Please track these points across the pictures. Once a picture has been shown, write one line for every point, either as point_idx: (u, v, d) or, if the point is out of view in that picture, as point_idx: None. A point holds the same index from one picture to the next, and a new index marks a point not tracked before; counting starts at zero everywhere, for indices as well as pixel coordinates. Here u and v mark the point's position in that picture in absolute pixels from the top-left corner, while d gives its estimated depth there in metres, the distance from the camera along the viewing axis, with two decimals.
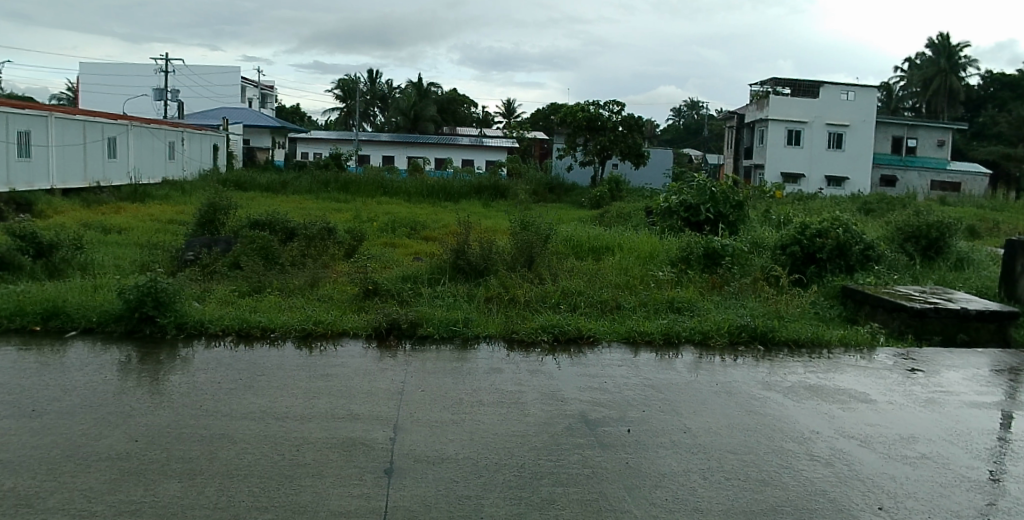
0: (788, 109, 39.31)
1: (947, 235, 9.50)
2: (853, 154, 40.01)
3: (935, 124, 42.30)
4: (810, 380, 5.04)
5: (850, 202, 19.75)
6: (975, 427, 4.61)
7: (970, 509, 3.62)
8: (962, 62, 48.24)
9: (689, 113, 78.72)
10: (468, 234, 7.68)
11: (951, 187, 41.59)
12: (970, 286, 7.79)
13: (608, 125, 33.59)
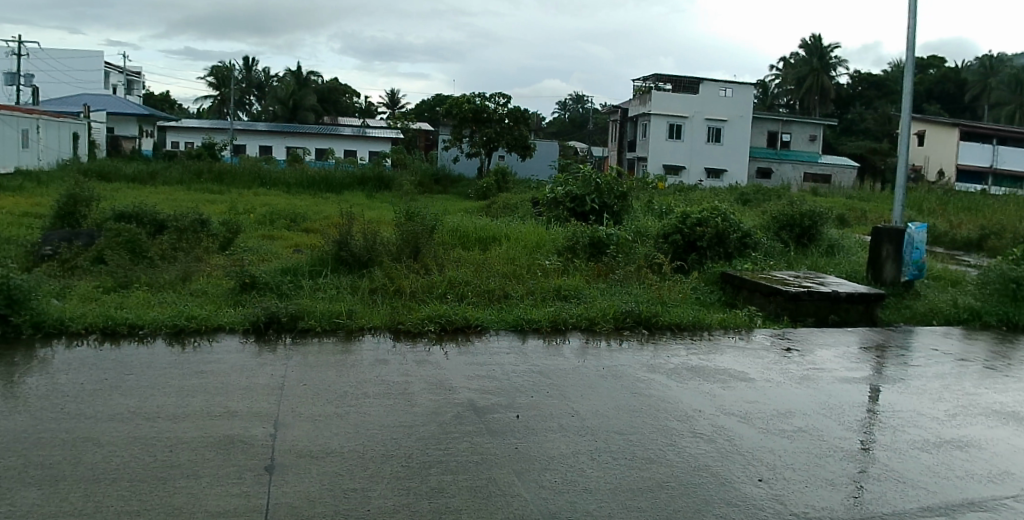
0: (668, 104, 40.90)
1: (818, 223, 10.11)
2: (729, 150, 41.99)
3: (807, 120, 45.08)
4: (692, 362, 5.20)
5: (731, 193, 20.68)
6: (845, 401, 4.99)
7: (845, 475, 4.06)
8: (832, 62, 51.67)
9: (575, 107, 80.73)
10: (352, 227, 7.50)
11: (824, 179, 43.50)
12: (840, 271, 8.30)
13: (494, 117, 33.70)
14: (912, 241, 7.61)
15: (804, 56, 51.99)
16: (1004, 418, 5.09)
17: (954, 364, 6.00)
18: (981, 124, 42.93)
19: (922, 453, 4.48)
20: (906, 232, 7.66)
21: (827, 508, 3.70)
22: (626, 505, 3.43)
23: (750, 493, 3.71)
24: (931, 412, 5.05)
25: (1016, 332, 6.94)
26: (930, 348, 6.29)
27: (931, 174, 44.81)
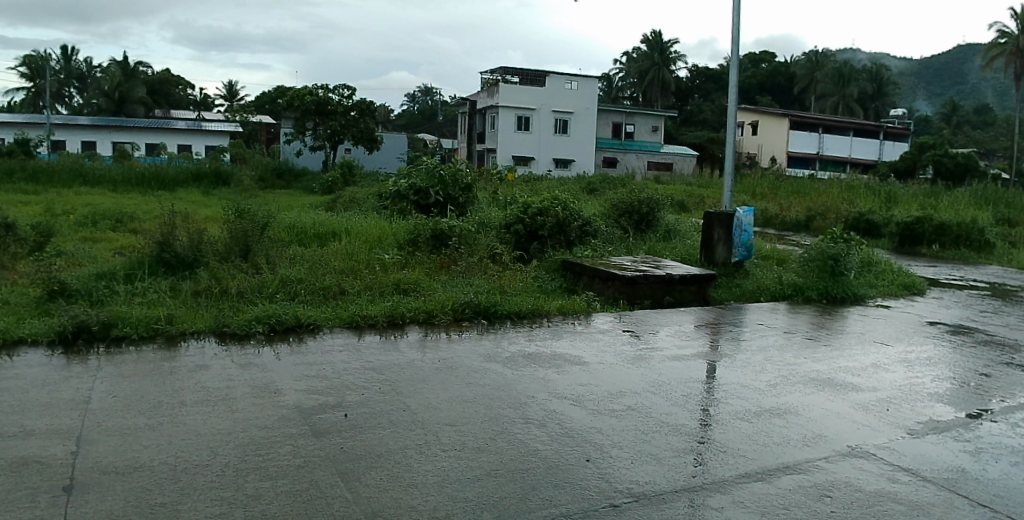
0: (516, 96, 41.64)
1: (656, 210, 10.56)
2: (576, 140, 43.52)
3: (648, 111, 47.09)
4: (529, 349, 5.31)
5: (579, 182, 21.41)
6: (674, 377, 5.25)
7: (669, 449, 4.29)
8: (672, 56, 53.77)
9: (424, 99, 81.08)
10: (178, 227, 7.13)
11: (666, 167, 45.85)
12: (677, 254, 8.70)
13: (338, 109, 33.23)
14: (740, 224, 8.11)
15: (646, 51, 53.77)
16: (819, 385, 5.53)
17: (780, 337, 6.43)
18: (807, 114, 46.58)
19: (742, 423, 4.81)
20: (735, 215, 8.16)
21: (650, 482, 3.89)
22: (453, 496, 3.44)
23: (579, 472, 3.83)
24: (754, 383, 5.41)
25: (833, 304, 7.58)
26: (758, 323, 6.73)
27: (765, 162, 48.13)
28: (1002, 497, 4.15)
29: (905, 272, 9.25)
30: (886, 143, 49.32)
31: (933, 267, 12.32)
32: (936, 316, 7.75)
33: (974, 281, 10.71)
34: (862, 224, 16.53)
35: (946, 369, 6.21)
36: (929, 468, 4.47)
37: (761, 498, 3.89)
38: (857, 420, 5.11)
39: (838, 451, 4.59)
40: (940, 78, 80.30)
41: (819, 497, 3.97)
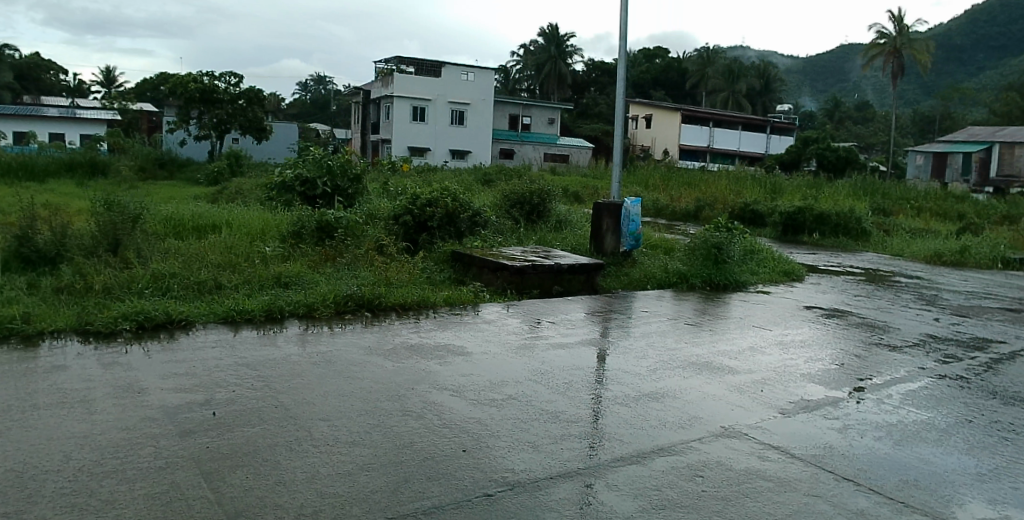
0: (411, 87, 41.35)
1: (546, 201, 10.95)
2: (472, 131, 43.91)
3: (544, 104, 48.19)
4: (413, 340, 5.43)
5: (474, 174, 22.13)
6: (556, 365, 5.46)
7: (547, 436, 4.41)
8: (569, 50, 55.00)
9: (316, 88, 80.20)
10: (42, 221, 6.83)
11: (562, 158, 47.94)
12: (567, 244, 8.89)
13: (225, 97, 34.11)
14: (628, 215, 8.38)
15: (542, 44, 54.82)
16: (697, 369, 5.76)
17: (667, 323, 6.68)
18: (698, 108, 48.41)
19: (621, 407, 4.99)
20: (623, 206, 8.42)
21: (525, 469, 3.96)
22: (322, 491, 3.41)
23: (455, 462, 3.87)
24: (635, 368, 5.61)
25: (717, 291, 7.93)
26: (644, 310, 6.94)
27: (659, 154, 49.83)
28: (865, 471, 4.44)
29: (785, 259, 9.78)
30: (773, 138, 51.17)
31: (812, 254, 13.07)
32: (813, 301, 8.21)
33: (850, 266, 11.43)
34: (749, 214, 17.90)
35: (820, 350, 6.58)
36: (797, 445, 4.73)
37: (635, 480, 4.02)
38: (732, 401, 5.35)
39: (712, 432, 4.79)
40: (824, 75, 84.60)
41: (690, 477, 4.15)
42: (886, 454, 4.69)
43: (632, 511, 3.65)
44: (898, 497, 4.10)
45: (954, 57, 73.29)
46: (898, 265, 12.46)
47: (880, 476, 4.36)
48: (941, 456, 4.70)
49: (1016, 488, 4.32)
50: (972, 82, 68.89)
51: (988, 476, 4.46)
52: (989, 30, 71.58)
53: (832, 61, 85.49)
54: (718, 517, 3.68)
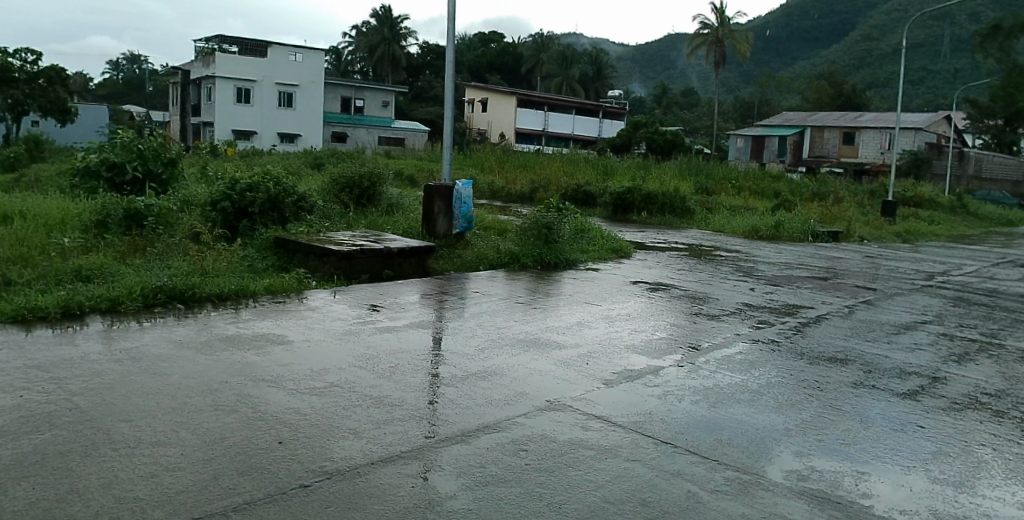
0: (234, 67, 40.25)
1: (376, 185, 11.71)
2: (302, 114, 43.27)
3: (379, 87, 48.44)
4: (231, 331, 5.52)
5: (306, 158, 21.80)
6: (381, 349, 5.62)
7: (369, 421, 4.45)
8: (403, 32, 54.67)
9: (131, 67, 75.35)
10: None
11: (397, 142, 47.34)
12: (398, 228, 9.01)
13: (20, 76, 32.11)
14: (459, 197, 8.63)
15: (375, 25, 54.07)
16: (526, 346, 5.97)
17: (502, 303, 6.93)
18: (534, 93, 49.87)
19: (449, 388, 5.12)
20: (454, 188, 8.64)
21: (346, 456, 3.95)
22: (119, 497, 3.24)
23: (274, 454, 3.83)
24: (464, 349, 5.81)
25: (547, 269, 8.37)
26: (479, 291, 7.20)
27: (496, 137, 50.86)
28: (680, 433, 4.81)
29: (615, 237, 10.32)
30: (604, 122, 54.23)
31: (643, 232, 13.77)
32: (640, 276, 8.71)
33: (676, 243, 12.16)
34: (581, 194, 18.83)
35: (644, 322, 7.00)
36: (619, 413, 5.02)
37: (461, 460, 4.11)
38: (559, 376, 5.57)
39: (537, 406, 4.99)
40: (653, 63, 89.43)
41: (515, 451, 4.30)
42: (697, 415, 5.10)
43: (456, 489, 3.74)
44: (710, 456, 4.48)
45: (770, 47, 79.92)
46: (722, 241, 13.41)
47: (696, 437, 4.73)
48: (752, 416, 5.15)
49: (816, 439, 4.86)
50: (787, 71, 75.32)
51: (793, 431, 4.97)
52: (801, 24, 78.54)
53: (659, 49, 90.71)
54: (541, 488, 3.86)
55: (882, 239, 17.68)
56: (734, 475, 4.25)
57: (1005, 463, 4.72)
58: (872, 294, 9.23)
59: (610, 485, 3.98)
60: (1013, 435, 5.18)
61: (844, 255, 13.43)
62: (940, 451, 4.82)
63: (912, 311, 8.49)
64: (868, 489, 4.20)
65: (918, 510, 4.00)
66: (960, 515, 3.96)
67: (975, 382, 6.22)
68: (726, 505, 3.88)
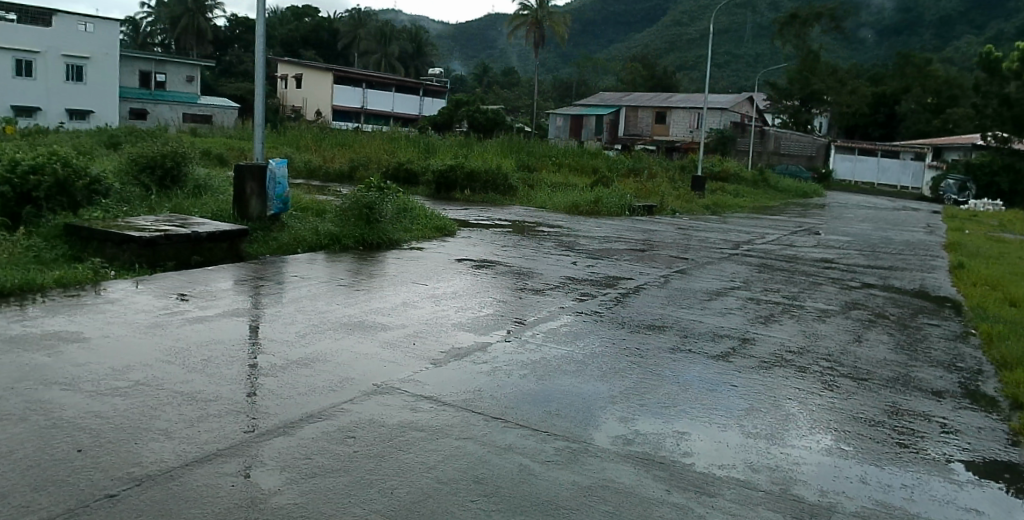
0: (11, 36, 36.71)
1: (181, 166, 11.04)
2: (94, 89, 39.72)
3: (182, 60, 45.60)
4: (15, 331, 4.92)
5: (100, 136, 20.43)
6: (193, 341, 5.25)
7: (182, 419, 4.13)
8: (208, 5, 52.92)
9: None
10: None
11: (203, 118, 44.99)
12: (206, 211, 8.71)
13: None
14: (273, 177, 8.65)
15: None
16: (350, 329, 5.83)
17: (325, 287, 6.79)
18: (349, 69, 49.18)
19: (269, 378, 4.84)
20: (268, 168, 8.65)
21: (158, 460, 3.63)
22: None
23: (73, 465, 3.46)
24: (284, 336, 5.56)
25: (369, 250, 8.61)
26: (299, 276, 7.04)
27: (309, 114, 50.12)
28: (512, 408, 4.83)
29: (437, 216, 10.74)
30: (423, 100, 54.15)
31: (466, 210, 14.17)
32: (464, 254, 8.90)
33: (500, 220, 12.55)
34: (403, 173, 19.60)
35: (470, 299, 7.05)
36: (448, 393, 4.97)
37: (285, 452, 3.91)
38: (385, 358, 5.45)
39: (364, 391, 4.84)
40: (473, 43, 90.27)
41: (342, 439, 4.14)
42: (527, 388, 5.18)
43: (281, 484, 3.54)
44: (542, 428, 4.55)
45: (587, 30, 83.81)
46: (545, 216, 14.04)
47: (525, 411, 4.79)
48: (580, 386, 5.29)
49: (640, 404, 5.08)
50: (604, 54, 78.93)
51: (618, 398, 5.16)
52: (615, 8, 82.82)
53: (480, 27, 92.27)
54: (371, 475, 3.73)
55: (691, 212, 19.01)
56: (564, 445, 4.35)
57: (809, 414, 5.22)
58: (686, 264, 9.86)
59: (442, 465, 3.94)
60: (813, 389, 5.72)
61: (658, 227, 14.25)
62: (751, 407, 5.23)
63: (722, 278, 9.15)
64: (688, 448, 4.48)
65: (734, 465, 4.31)
66: (770, 466, 4.33)
67: (780, 341, 6.80)
68: (558, 474, 3.97)
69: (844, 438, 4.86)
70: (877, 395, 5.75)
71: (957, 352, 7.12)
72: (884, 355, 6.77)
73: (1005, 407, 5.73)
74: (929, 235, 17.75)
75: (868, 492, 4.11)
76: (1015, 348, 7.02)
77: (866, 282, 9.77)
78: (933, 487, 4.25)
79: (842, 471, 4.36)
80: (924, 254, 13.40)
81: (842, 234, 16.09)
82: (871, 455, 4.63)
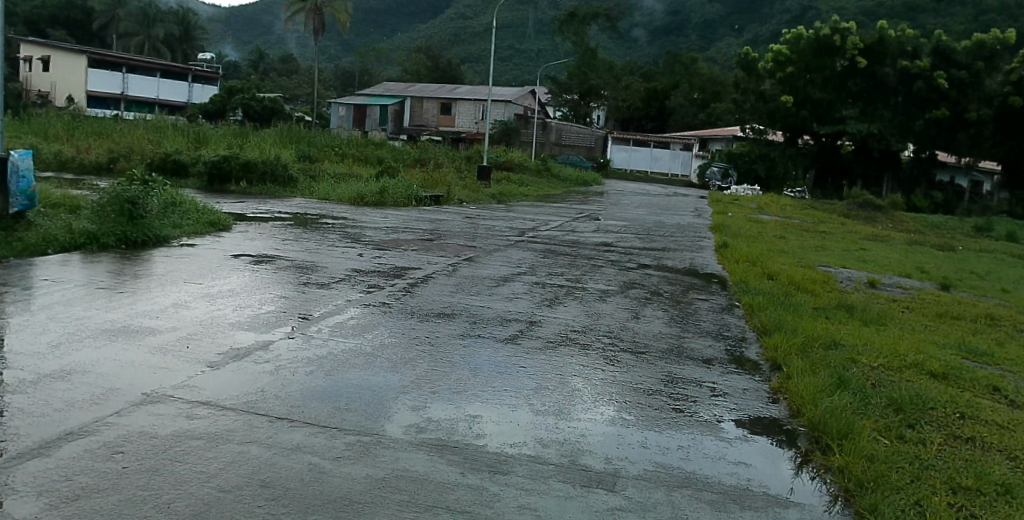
0: None
1: None
2: None
3: None
4: None
5: None
6: None
7: None
8: None
9: None
10: None
11: None
12: None
13: None
14: (16, 170, 7.86)
15: None
16: (111, 336, 5.38)
17: (82, 292, 6.27)
18: (107, 52, 45.57)
19: (18, 395, 4.35)
20: (11, 161, 7.85)
21: None
22: None
23: None
24: (34, 349, 4.99)
25: (134, 248, 8.23)
26: (50, 281, 6.46)
27: (59, 99, 45.58)
28: (298, 406, 4.68)
29: (211, 210, 10.55)
30: (193, 86, 51.44)
31: (242, 203, 14.24)
32: (241, 250, 8.75)
33: (279, 213, 12.84)
34: (171, 164, 18.84)
35: (249, 296, 6.78)
36: (227, 396, 4.71)
37: (39, 474, 3.54)
38: (155, 365, 5.06)
39: (131, 402, 4.47)
40: (248, 28, 86.59)
41: (109, 456, 3.80)
42: (316, 384, 5.04)
43: (38, 512, 3.19)
44: (331, 424, 4.45)
45: (371, 19, 83.88)
46: (326, 208, 14.42)
47: (315, 408, 4.66)
48: (369, 378, 5.25)
49: (431, 392, 5.13)
50: (388, 43, 79.46)
51: (410, 387, 5.17)
52: None
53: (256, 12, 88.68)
54: (144, 490, 3.47)
55: (479, 201, 19.63)
56: (356, 439, 4.29)
57: (593, 388, 5.57)
58: (474, 251, 10.11)
59: (224, 472, 3.75)
60: (596, 364, 6.12)
61: (446, 217, 14.53)
62: (539, 386, 5.48)
63: (508, 264, 9.49)
64: (482, 430, 4.61)
65: (523, 443, 4.50)
66: (558, 441, 4.57)
67: (564, 321, 7.19)
68: (351, 469, 3.91)
69: (626, 407, 5.24)
70: (653, 365, 6.26)
71: (724, 322, 7.93)
72: (659, 328, 7.39)
73: (765, 369, 6.47)
74: (697, 218, 19.57)
75: (649, 456, 4.47)
76: (771, 316, 7.94)
77: (642, 263, 10.59)
78: (706, 445, 4.71)
79: (626, 439, 4.70)
80: (693, 235, 14.75)
81: (620, 219, 17.36)
82: (650, 422, 5.03)
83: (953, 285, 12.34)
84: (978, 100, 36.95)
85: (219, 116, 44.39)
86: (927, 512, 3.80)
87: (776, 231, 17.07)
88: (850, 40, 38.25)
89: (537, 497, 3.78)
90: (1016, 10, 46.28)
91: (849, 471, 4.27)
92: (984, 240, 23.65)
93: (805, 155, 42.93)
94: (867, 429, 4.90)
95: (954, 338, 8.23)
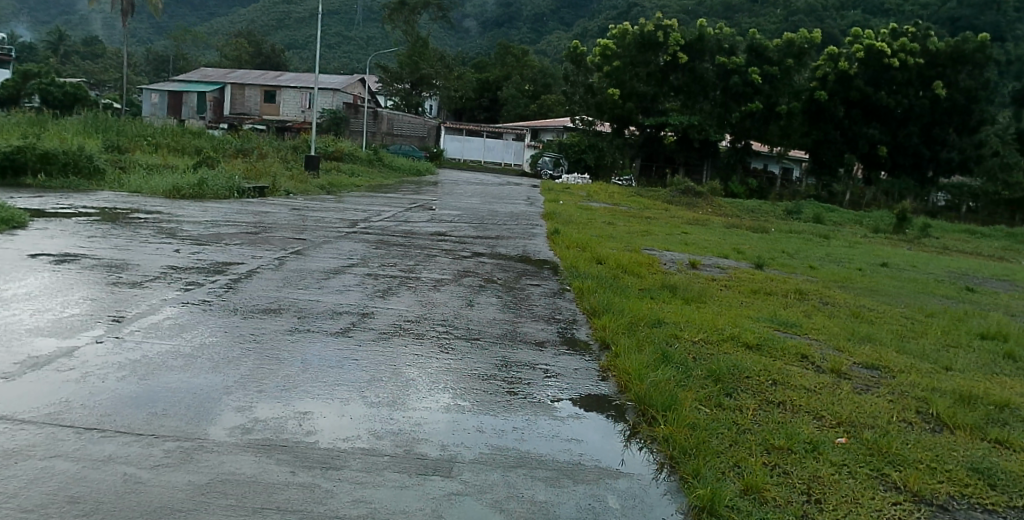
0: None
1: None
2: None
3: None
4: None
5: None
6: None
7: None
8: None
9: None
10: None
11: None
12: None
13: None
14: None
15: None
16: None
17: None
18: None
19: None
20: None
21: None
22: None
23: None
24: None
25: None
26: None
27: None
28: (107, 415, 4.38)
29: (3, 207, 9.54)
30: None
31: (40, 197, 13.05)
32: (39, 249, 8.00)
33: (84, 207, 11.84)
34: None
35: (50, 300, 6.23)
36: (24, 409, 4.32)
37: None
38: None
39: None
40: (44, 5, 78.40)
41: None
42: (128, 390, 4.74)
43: None
44: (147, 432, 4.21)
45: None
46: (137, 201, 13.50)
47: (127, 416, 4.38)
48: (190, 380, 5.01)
49: (258, 390, 4.99)
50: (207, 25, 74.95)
51: (233, 386, 5.00)
52: None
53: None
54: None
55: (306, 192, 19.18)
56: (174, 446, 4.08)
57: (427, 377, 5.64)
58: (302, 244, 9.87)
59: (25, 490, 3.46)
60: (431, 352, 6.20)
61: (272, 209, 14.04)
62: (373, 378, 5.47)
63: (338, 256, 9.34)
64: (312, 427, 4.54)
65: (357, 436, 4.48)
66: (395, 431, 4.61)
67: (397, 312, 7.20)
68: (170, 477, 3.73)
69: (460, 394, 5.36)
70: (486, 351, 6.43)
71: (556, 306, 8.27)
72: (492, 314, 7.59)
73: (596, 349, 6.84)
74: (529, 207, 20.16)
75: (485, 439, 4.61)
76: (600, 299, 8.37)
77: (476, 251, 10.76)
78: (541, 425, 4.94)
79: (461, 424, 4.82)
80: (525, 223, 15.17)
81: (453, 209, 17.54)
82: (485, 406, 5.18)
83: (765, 264, 13.56)
84: (788, 94, 40.93)
85: (12, 103, 40.31)
86: (743, 472, 4.22)
87: (604, 218, 17.90)
88: (672, 37, 41.26)
89: (374, 489, 3.81)
90: (820, 12, 51.00)
91: (673, 440, 4.62)
92: (789, 222, 26.06)
93: (631, 146, 45.19)
94: (689, 401, 5.31)
95: (765, 311, 9.10)
